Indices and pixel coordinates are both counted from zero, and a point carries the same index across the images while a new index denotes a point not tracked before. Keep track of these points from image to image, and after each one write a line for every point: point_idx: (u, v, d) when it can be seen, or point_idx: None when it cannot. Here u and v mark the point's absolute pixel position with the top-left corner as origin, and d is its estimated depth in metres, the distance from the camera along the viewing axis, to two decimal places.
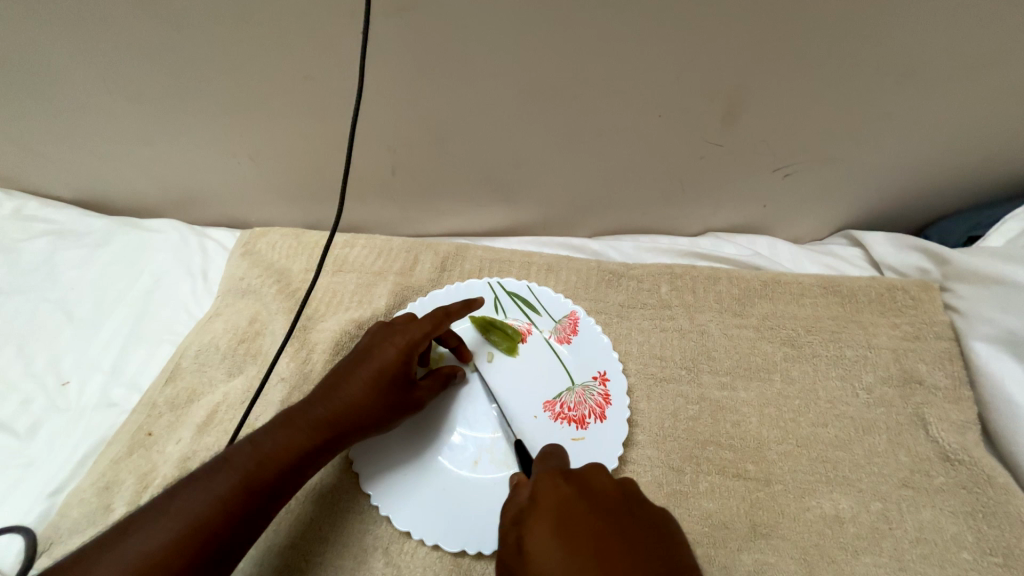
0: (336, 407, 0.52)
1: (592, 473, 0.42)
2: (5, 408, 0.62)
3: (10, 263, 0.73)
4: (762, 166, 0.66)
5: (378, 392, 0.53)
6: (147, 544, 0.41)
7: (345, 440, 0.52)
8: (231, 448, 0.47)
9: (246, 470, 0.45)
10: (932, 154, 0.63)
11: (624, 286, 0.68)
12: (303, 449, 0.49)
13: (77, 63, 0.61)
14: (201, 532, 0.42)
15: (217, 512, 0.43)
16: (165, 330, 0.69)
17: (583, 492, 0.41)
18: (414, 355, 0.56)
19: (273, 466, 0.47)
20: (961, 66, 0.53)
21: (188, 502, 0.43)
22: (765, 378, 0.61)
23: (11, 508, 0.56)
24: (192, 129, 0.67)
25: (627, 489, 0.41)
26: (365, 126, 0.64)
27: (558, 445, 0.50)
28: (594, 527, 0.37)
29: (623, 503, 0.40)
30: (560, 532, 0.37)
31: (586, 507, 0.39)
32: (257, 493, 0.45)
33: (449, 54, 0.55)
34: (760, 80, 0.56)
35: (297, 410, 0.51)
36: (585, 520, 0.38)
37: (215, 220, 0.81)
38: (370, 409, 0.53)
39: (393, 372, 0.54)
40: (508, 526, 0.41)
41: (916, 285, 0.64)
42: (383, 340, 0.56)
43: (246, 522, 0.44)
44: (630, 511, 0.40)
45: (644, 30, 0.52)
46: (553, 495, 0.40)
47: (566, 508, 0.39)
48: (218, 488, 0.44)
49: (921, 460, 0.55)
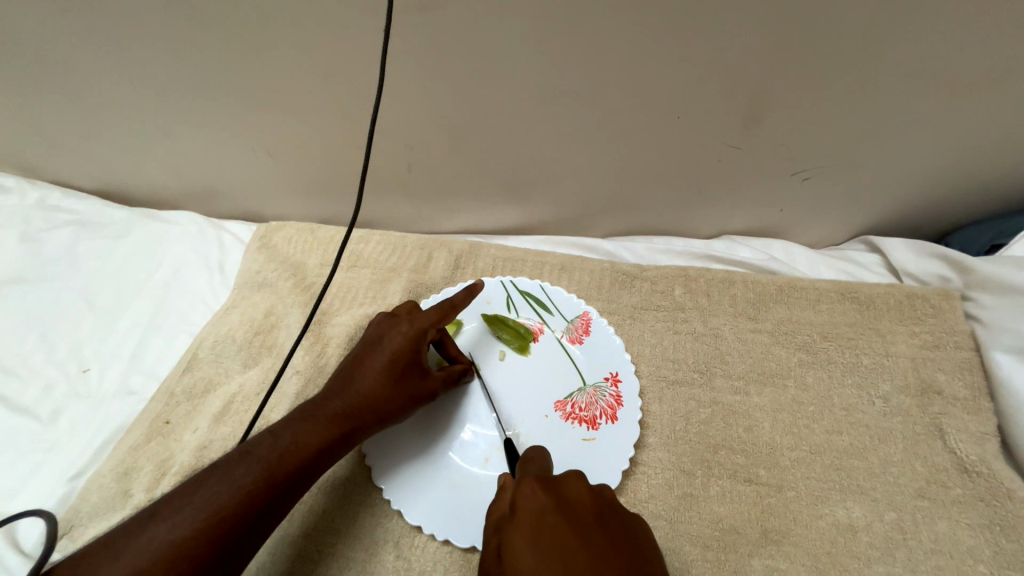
0: (351, 398, 0.53)
1: (569, 482, 0.42)
2: (28, 394, 0.64)
3: (33, 252, 0.75)
4: (780, 170, 0.65)
5: (391, 383, 0.54)
6: (171, 532, 0.41)
7: (361, 432, 0.53)
8: (252, 441, 0.48)
9: (269, 463, 0.46)
10: (957, 160, 0.62)
11: (637, 287, 0.68)
12: (323, 441, 0.50)
13: (102, 56, 0.62)
14: (223, 523, 0.42)
15: (240, 503, 0.43)
16: (182, 320, 0.70)
17: (558, 500, 0.41)
18: (422, 344, 0.57)
19: (294, 459, 0.47)
20: (988, 72, 0.53)
21: (212, 492, 0.43)
22: (779, 384, 0.60)
23: (33, 490, 0.58)
24: (213, 122, 0.68)
25: (602, 500, 0.42)
26: (385, 123, 0.64)
27: (540, 449, 0.49)
28: (566, 538, 0.38)
29: (596, 513, 0.40)
30: (535, 544, 0.37)
31: (559, 516, 0.39)
32: (279, 485, 0.46)
33: (469, 53, 0.55)
34: (782, 83, 0.56)
35: (314, 403, 0.52)
36: (558, 531, 0.38)
37: (232, 214, 0.82)
38: (384, 400, 0.54)
39: (403, 361, 0.56)
40: (491, 531, 0.42)
41: (938, 293, 0.63)
42: (390, 332, 0.58)
43: (267, 512, 0.45)
44: (601, 521, 0.40)
45: (664, 30, 0.52)
46: (531, 502, 0.40)
47: (542, 516, 0.39)
48: (242, 478, 0.45)
49: (938, 471, 0.54)
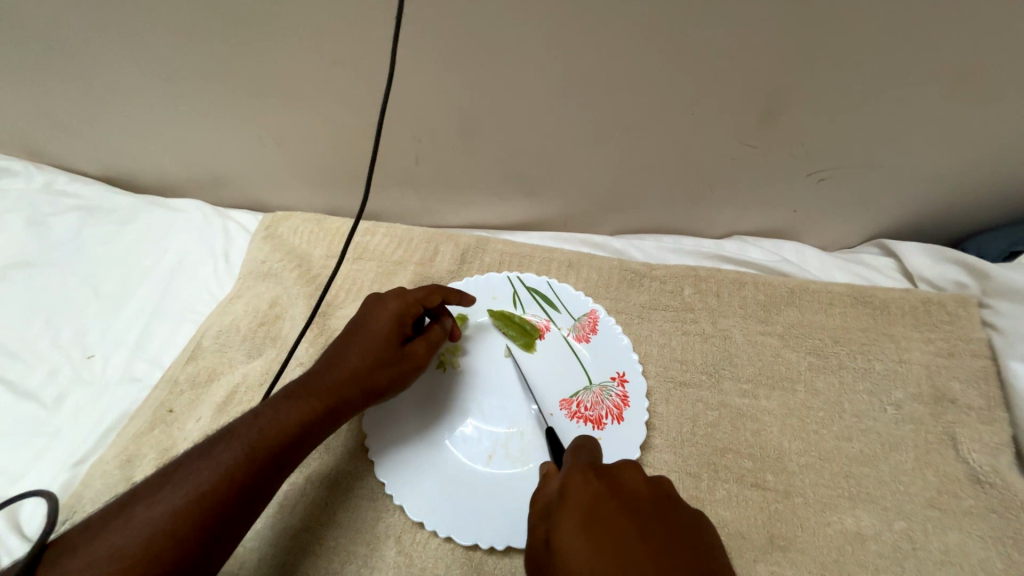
0: (337, 376, 0.53)
1: (624, 471, 0.40)
2: (32, 378, 0.64)
3: (39, 236, 0.74)
4: (795, 171, 0.64)
5: (375, 358, 0.54)
6: (155, 510, 0.41)
7: (348, 408, 0.52)
8: (234, 422, 0.48)
9: (250, 441, 0.46)
10: (976, 165, 0.61)
11: (646, 286, 0.67)
12: (305, 418, 0.49)
13: (109, 38, 0.61)
14: (207, 501, 0.42)
15: (223, 481, 0.43)
16: (187, 309, 0.70)
17: (613, 489, 0.38)
18: (408, 320, 0.58)
19: (276, 435, 0.47)
20: (1015, 75, 0.51)
21: (193, 472, 0.43)
22: (788, 388, 0.59)
23: (37, 475, 0.58)
24: (220, 109, 0.67)
25: (660, 488, 0.39)
26: (394, 114, 0.63)
27: (591, 439, 0.48)
28: (624, 531, 0.35)
29: (654, 503, 0.38)
30: (592, 534, 0.35)
31: (613, 502, 0.37)
32: (261, 462, 0.46)
33: (481, 45, 0.54)
34: (800, 82, 0.54)
35: (300, 382, 0.52)
36: (612, 519, 0.36)
37: (239, 202, 0.81)
38: (369, 374, 0.54)
39: (388, 336, 0.56)
40: (539, 519, 0.39)
41: (953, 299, 0.62)
42: (376, 310, 0.58)
43: (253, 492, 0.45)
44: (660, 510, 0.37)
45: (679, 26, 0.51)
46: (583, 491, 0.38)
47: (595, 502, 0.37)
48: (223, 457, 0.45)
49: (950, 481, 0.53)
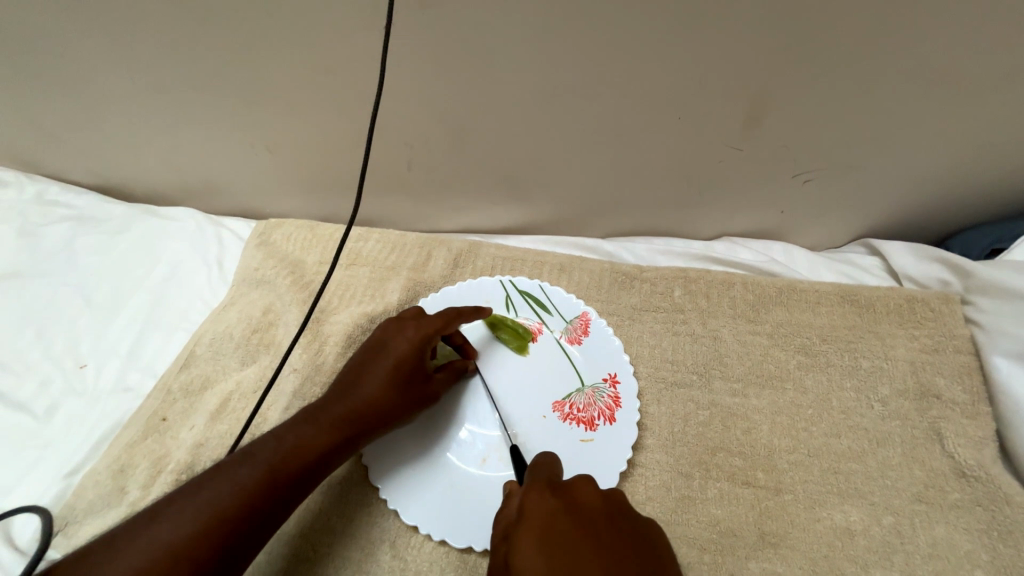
0: (354, 405, 0.53)
1: (579, 486, 0.41)
2: (24, 389, 0.64)
3: (30, 247, 0.74)
4: (782, 172, 0.65)
5: (392, 389, 0.55)
6: (173, 532, 0.41)
7: (364, 436, 0.52)
8: (255, 442, 0.48)
9: (270, 465, 0.46)
10: (958, 164, 0.62)
11: (637, 288, 0.68)
12: (322, 447, 0.49)
13: (100, 49, 0.61)
14: (224, 524, 0.42)
15: (241, 504, 0.44)
16: (180, 317, 0.70)
17: (568, 503, 0.39)
18: (427, 351, 0.58)
19: (297, 462, 0.47)
20: (991, 77, 0.53)
21: (212, 493, 0.44)
22: (777, 386, 0.60)
23: (29, 486, 0.57)
24: (211, 117, 0.67)
25: (614, 502, 0.40)
26: (385, 121, 0.64)
27: (550, 455, 0.49)
28: (578, 546, 0.36)
29: (607, 516, 0.39)
30: (546, 551, 0.35)
31: (567, 517, 0.38)
32: (279, 487, 0.46)
33: (469, 52, 0.55)
34: (783, 85, 0.55)
35: (317, 407, 0.52)
36: (568, 534, 0.36)
37: (231, 210, 0.82)
38: (387, 405, 0.54)
39: (406, 366, 0.56)
40: (499, 540, 0.40)
41: (937, 297, 0.63)
42: (395, 337, 0.58)
43: (267, 515, 0.45)
44: (615, 524, 0.38)
45: (663, 31, 0.52)
46: (539, 506, 0.39)
47: (551, 518, 0.38)
48: (242, 479, 0.45)
49: (936, 475, 0.54)
